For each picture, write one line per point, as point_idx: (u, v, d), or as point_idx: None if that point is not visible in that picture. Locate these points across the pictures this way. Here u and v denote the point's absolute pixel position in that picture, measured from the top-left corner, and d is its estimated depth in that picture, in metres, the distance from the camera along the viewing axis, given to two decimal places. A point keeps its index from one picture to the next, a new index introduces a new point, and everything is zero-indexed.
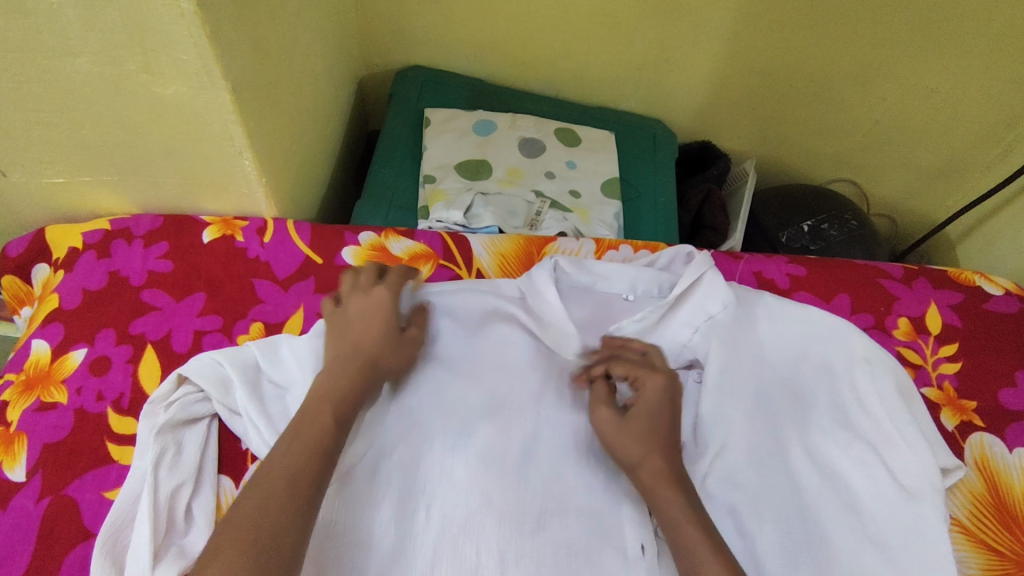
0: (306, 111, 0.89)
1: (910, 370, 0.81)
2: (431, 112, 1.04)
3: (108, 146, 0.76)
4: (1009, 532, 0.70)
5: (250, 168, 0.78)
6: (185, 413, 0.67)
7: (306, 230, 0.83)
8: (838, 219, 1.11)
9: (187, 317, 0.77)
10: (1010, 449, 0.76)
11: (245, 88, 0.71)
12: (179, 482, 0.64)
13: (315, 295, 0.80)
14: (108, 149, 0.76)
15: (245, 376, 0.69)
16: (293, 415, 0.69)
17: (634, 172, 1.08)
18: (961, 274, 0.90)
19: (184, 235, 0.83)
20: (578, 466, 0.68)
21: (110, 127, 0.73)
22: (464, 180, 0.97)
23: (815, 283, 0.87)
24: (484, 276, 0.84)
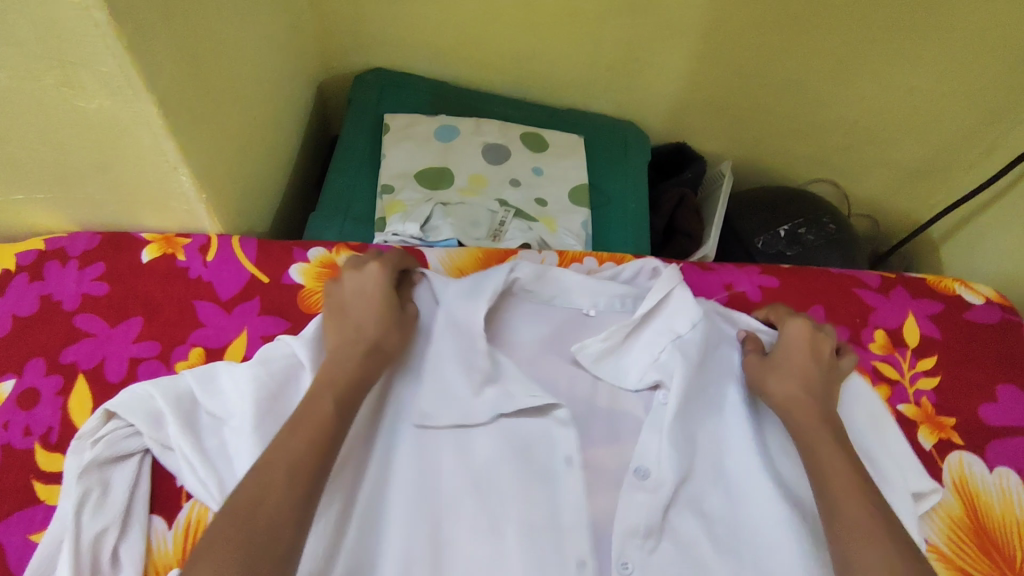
0: (255, 120, 0.84)
1: (887, 386, 0.77)
2: (390, 117, 0.99)
3: (33, 164, 0.70)
4: (989, 558, 0.67)
5: (188, 184, 0.73)
6: (113, 450, 0.64)
7: (251, 247, 0.79)
8: (816, 224, 1.08)
9: (122, 344, 0.73)
10: (990, 469, 0.73)
11: (176, 100, 0.66)
12: (103, 526, 0.61)
13: (259, 316, 0.75)
14: (34, 167, 0.71)
15: (178, 409, 0.65)
16: (230, 449, 0.65)
17: (605, 177, 1.04)
18: (940, 283, 0.87)
19: (122, 255, 0.78)
20: (533, 487, 0.64)
21: (33, 145, 0.68)
22: (423, 189, 0.92)
23: (788, 295, 0.83)
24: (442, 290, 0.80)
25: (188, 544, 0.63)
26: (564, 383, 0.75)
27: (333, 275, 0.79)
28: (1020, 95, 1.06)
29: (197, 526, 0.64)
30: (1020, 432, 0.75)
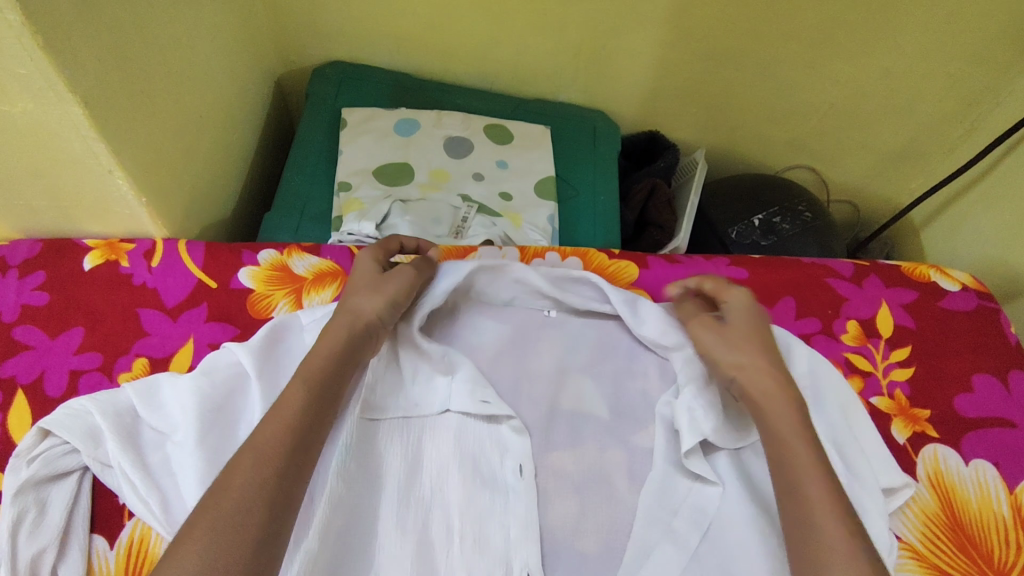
0: (202, 119, 0.81)
1: (859, 379, 0.75)
2: (348, 112, 0.96)
3: None
4: (963, 555, 0.65)
5: (126, 188, 0.70)
6: (50, 468, 0.61)
7: (198, 251, 0.77)
8: (791, 211, 1.05)
9: (63, 356, 0.69)
10: (966, 462, 0.71)
11: (105, 101, 0.62)
12: (41, 547, 0.58)
13: (207, 323, 0.73)
14: None
15: (118, 424, 0.62)
16: (174, 463, 0.62)
17: (572, 169, 1.01)
18: (915, 269, 0.85)
19: (64, 263, 0.75)
20: (491, 494, 0.65)
21: None
22: (382, 186, 0.89)
23: (758, 287, 0.80)
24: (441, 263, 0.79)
25: (131, 566, 0.60)
26: (525, 387, 0.73)
27: (283, 278, 0.77)
28: (997, 75, 1.03)
29: (141, 546, 0.61)
30: (997, 423, 0.73)
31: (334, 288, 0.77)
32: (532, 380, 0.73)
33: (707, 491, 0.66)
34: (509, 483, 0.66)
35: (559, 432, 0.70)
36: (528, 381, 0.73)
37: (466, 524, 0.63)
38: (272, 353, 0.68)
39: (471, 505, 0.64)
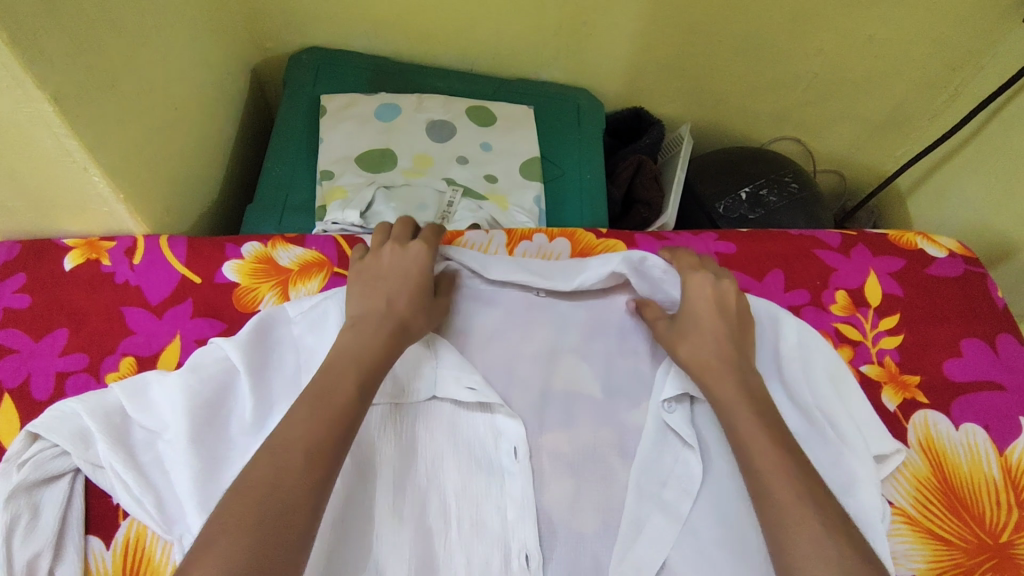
0: (177, 112, 0.79)
1: (849, 349, 0.75)
2: (327, 99, 0.94)
3: None
4: (954, 517, 0.66)
5: (103, 185, 0.69)
6: (41, 471, 0.60)
7: (180, 246, 0.75)
8: (778, 183, 1.05)
9: (48, 358, 0.68)
10: (956, 426, 0.71)
11: (74, 97, 0.61)
12: (36, 551, 0.57)
13: (193, 319, 0.72)
14: None
15: (107, 425, 0.61)
16: (166, 461, 0.62)
17: (557, 148, 1.00)
18: (902, 237, 0.85)
19: (44, 264, 0.74)
20: (488, 478, 0.65)
21: None
22: (365, 173, 0.88)
23: (746, 261, 0.80)
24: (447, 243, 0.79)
25: (129, 564, 0.60)
26: (516, 369, 0.72)
27: (269, 270, 0.76)
28: (980, 39, 1.02)
29: (138, 544, 0.61)
30: (985, 387, 0.74)
31: (321, 278, 0.76)
32: (522, 362, 0.72)
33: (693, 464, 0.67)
34: (505, 466, 0.66)
35: (551, 414, 0.70)
36: (517, 363, 0.72)
37: (463, 509, 0.63)
38: (259, 347, 0.67)
39: (467, 490, 0.64)
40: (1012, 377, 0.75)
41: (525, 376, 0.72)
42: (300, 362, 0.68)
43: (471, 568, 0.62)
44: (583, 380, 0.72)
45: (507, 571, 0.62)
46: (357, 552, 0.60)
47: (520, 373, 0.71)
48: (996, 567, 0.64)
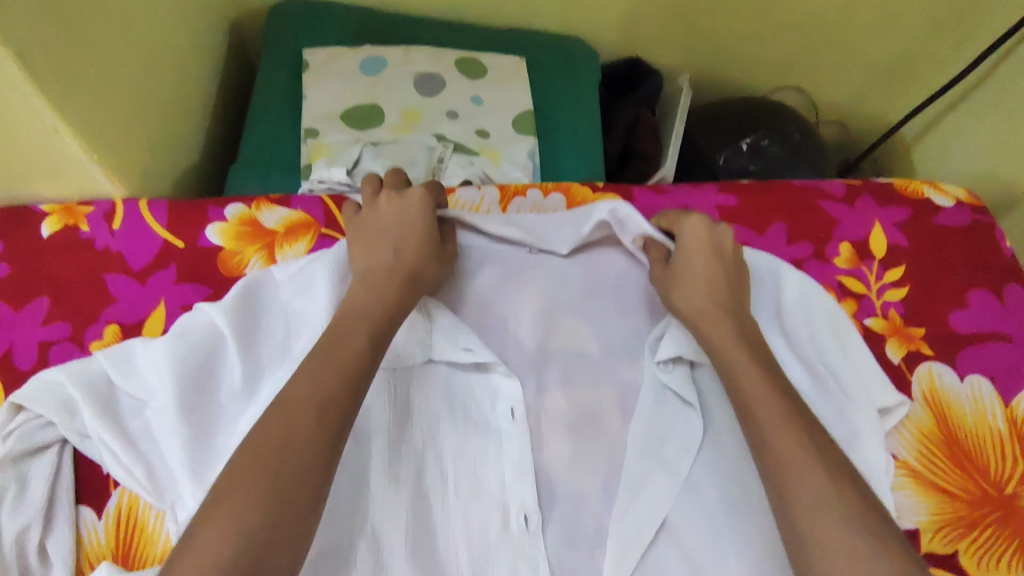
0: (153, 68, 0.75)
1: (853, 302, 0.74)
2: (309, 52, 0.90)
3: None
4: (957, 469, 0.65)
5: (75, 147, 0.65)
6: (26, 443, 0.59)
7: (161, 210, 0.72)
8: (780, 133, 1.01)
9: (30, 328, 0.66)
10: (961, 378, 0.70)
11: (40, 52, 0.57)
12: (25, 523, 0.56)
13: (177, 285, 0.70)
14: None
15: (92, 395, 0.59)
16: (155, 430, 0.60)
17: (550, 101, 0.96)
18: (909, 186, 0.82)
19: (20, 231, 0.71)
20: (486, 440, 0.64)
21: None
22: (351, 130, 0.85)
23: (747, 213, 0.78)
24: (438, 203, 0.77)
25: (122, 533, 0.59)
26: (509, 329, 0.70)
27: (253, 233, 0.73)
28: None
29: (131, 513, 0.60)
30: (992, 337, 0.72)
31: (308, 241, 0.73)
32: (517, 323, 0.70)
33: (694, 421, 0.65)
34: (502, 427, 0.65)
35: (549, 374, 0.69)
36: (512, 324, 0.70)
37: (460, 471, 0.62)
38: (246, 311, 0.64)
39: (463, 452, 0.63)
40: (1018, 327, 0.73)
41: (520, 336, 0.70)
42: (289, 325, 0.65)
43: (469, 531, 0.61)
44: (578, 339, 0.70)
45: (506, 532, 0.61)
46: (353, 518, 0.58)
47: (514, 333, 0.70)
48: (1001, 517, 0.64)
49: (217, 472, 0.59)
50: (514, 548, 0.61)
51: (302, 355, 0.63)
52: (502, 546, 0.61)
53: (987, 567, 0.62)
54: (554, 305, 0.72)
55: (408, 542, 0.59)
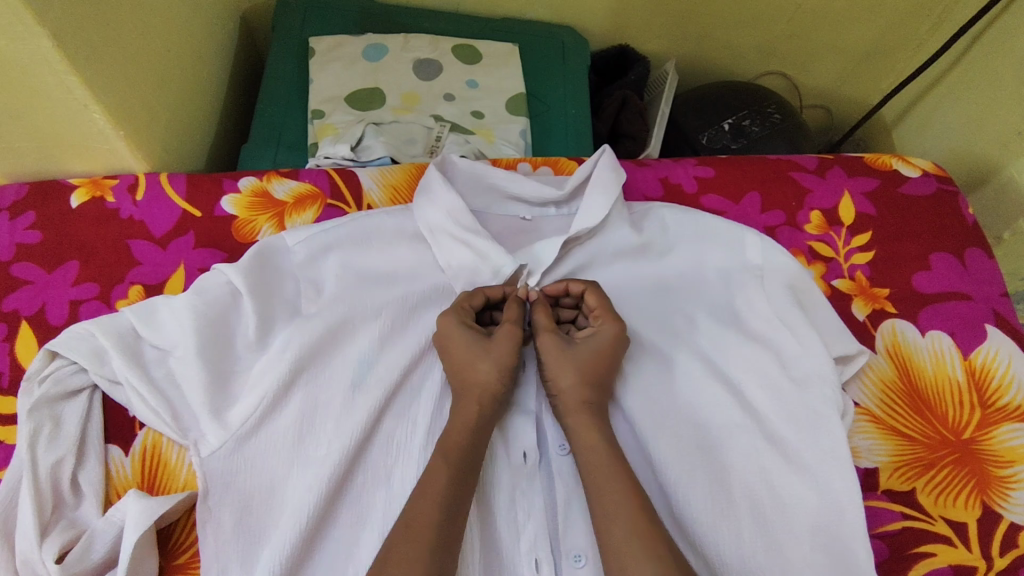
0: (172, 55, 0.81)
1: (821, 265, 0.79)
2: (315, 41, 0.96)
3: None
4: (916, 415, 0.71)
5: (103, 122, 0.72)
6: (61, 386, 0.65)
7: (180, 182, 0.79)
8: (760, 114, 1.07)
9: (61, 289, 0.73)
10: (923, 333, 0.75)
11: (73, 33, 0.63)
12: (59, 456, 0.62)
13: (195, 250, 0.76)
14: None
15: (121, 344, 0.66)
16: (178, 377, 0.66)
17: (543, 85, 1.02)
18: (877, 159, 0.87)
19: (51, 201, 0.77)
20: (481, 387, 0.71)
21: None
22: (355, 112, 0.91)
23: (724, 184, 0.83)
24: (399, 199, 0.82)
25: (145, 468, 0.65)
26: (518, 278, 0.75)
27: (265, 203, 0.79)
28: None
29: (154, 451, 0.65)
30: (952, 297, 0.77)
31: (315, 210, 0.80)
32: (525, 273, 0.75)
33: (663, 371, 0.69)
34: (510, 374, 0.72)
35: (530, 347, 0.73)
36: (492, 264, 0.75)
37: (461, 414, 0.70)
38: (261, 272, 0.71)
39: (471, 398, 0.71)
40: (978, 288, 0.78)
41: (488, 297, 0.73)
42: (301, 286, 0.72)
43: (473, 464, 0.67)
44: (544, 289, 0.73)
45: (509, 467, 0.66)
46: (368, 454, 0.66)
47: (510, 271, 0.74)
48: (956, 460, 0.69)
49: (233, 411, 0.65)
50: (508, 479, 0.66)
51: (314, 315, 0.70)
52: (505, 477, 0.66)
53: (944, 504, 0.66)
54: (523, 257, 0.75)
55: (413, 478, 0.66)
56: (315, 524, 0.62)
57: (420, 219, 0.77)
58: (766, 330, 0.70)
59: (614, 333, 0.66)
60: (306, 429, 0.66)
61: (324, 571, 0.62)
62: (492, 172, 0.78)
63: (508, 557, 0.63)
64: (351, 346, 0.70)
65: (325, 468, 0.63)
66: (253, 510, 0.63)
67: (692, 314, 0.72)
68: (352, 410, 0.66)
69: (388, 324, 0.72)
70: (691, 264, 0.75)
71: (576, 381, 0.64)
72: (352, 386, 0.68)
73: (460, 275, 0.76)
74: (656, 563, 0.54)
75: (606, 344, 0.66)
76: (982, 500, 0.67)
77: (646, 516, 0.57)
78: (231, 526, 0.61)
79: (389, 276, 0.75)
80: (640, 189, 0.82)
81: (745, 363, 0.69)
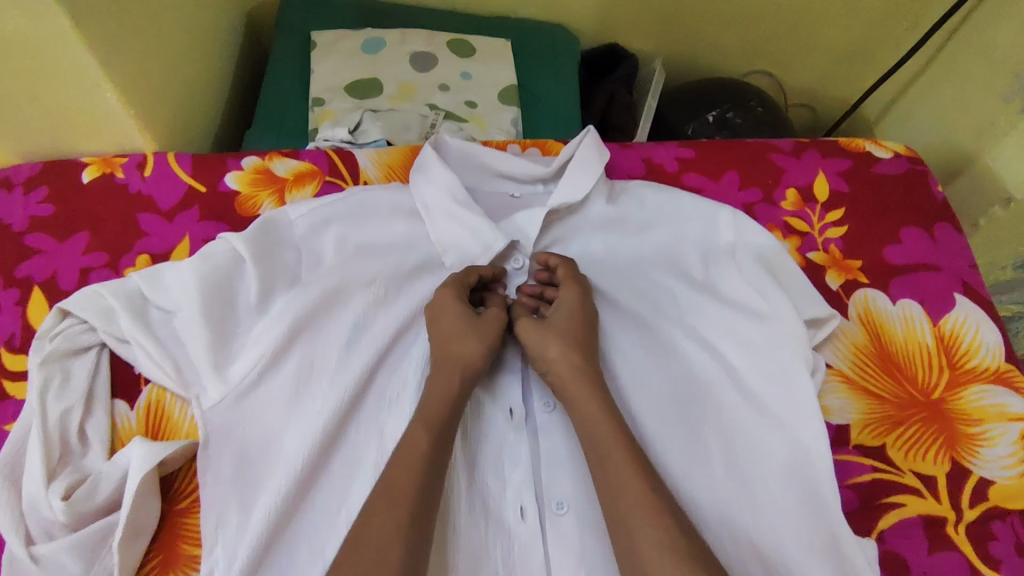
0: (181, 43, 0.86)
1: (796, 238, 0.82)
2: (317, 35, 1.01)
3: None
4: (886, 375, 0.74)
5: (114, 102, 0.76)
6: (70, 343, 0.69)
7: (186, 160, 0.83)
8: (743, 106, 1.11)
9: (72, 257, 0.77)
10: (894, 301, 0.78)
11: (89, 14, 0.67)
12: (68, 406, 0.66)
13: (200, 222, 0.80)
14: None
15: (129, 304, 0.69)
16: (182, 337, 0.69)
17: (534, 79, 1.07)
18: (851, 142, 0.91)
19: (64, 178, 0.81)
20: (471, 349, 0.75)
21: None
22: (354, 100, 0.96)
23: (704, 164, 0.87)
24: (393, 176, 0.86)
25: (149, 420, 0.68)
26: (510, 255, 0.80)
27: (267, 180, 0.83)
28: None
29: (158, 405, 0.69)
30: (922, 268, 0.81)
31: (314, 186, 0.84)
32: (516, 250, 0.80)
33: (645, 336, 0.72)
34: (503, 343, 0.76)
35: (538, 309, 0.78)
36: (481, 237, 0.78)
37: None
38: (264, 241, 0.75)
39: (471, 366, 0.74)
40: (947, 260, 0.81)
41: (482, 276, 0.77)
42: (302, 256, 0.76)
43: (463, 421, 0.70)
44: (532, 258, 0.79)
45: (495, 423, 0.69)
46: (362, 410, 0.70)
47: (501, 247, 0.77)
48: (926, 418, 0.71)
49: (233, 367, 0.68)
50: (494, 434, 0.69)
51: (313, 282, 0.74)
52: (491, 432, 0.69)
53: (914, 459, 0.69)
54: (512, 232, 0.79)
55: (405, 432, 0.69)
56: (311, 473, 0.65)
57: (415, 196, 0.81)
58: (743, 294, 0.73)
59: (576, 297, 0.71)
60: (302, 385, 0.69)
61: (317, 517, 0.65)
62: (484, 151, 0.83)
63: (495, 507, 0.65)
64: (346, 309, 0.73)
65: (321, 420, 0.67)
66: (251, 459, 0.66)
67: (672, 282, 0.75)
68: (347, 368, 0.70)
69: (382, 291, 0.75)
70: (671, 236, 0.79)
71: (558, 338, 0.68)
72: (348, 346, 0.71)
73: (452, 250, 0.79)
74: (631, 499, 0.57)
75: (574, 307, 0.70)
76: (951, 456, 0.69)
77: (623, 459, 0.60)
78: (230, 474, 0.64)
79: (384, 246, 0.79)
80: (624, 169, 0.87)
81: (721, 325, 0.72)
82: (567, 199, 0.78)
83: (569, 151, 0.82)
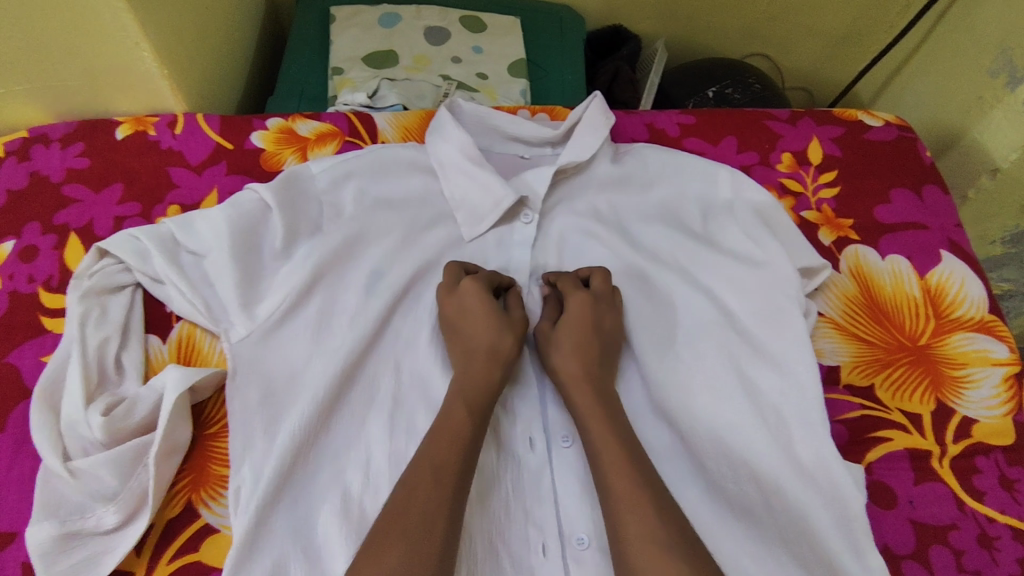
0: (210, 12, 0.91)
1: (791, 198, 0.87)
2: (336, 9, 1.06)
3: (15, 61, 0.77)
4: (875, 322, 0.78)
5: (150, 62, 0.81)
6: (107, 281, 0.73)
7: (215, 120, 0.88)
8: (742, 83, 1.16)
9: (107, 206, 0.81)
10: (883, 257, 0.83)
11: None
12: (106, 337, 0.70)
13: (227, 177, 0.85)
14: (16, 64, 0.77)
15: (162, 246, 0.74)
16: (211, 277, 0.73)
17: (543, 54, 1.12)
18: (844, 112, 0.96)
19: (99, 134, 0.86)
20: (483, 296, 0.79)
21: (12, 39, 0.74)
22: (371, 69, 1.01)
23: (704, 129, 0.92)
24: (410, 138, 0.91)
25: (181, 353, 0.73)
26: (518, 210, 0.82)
27: (291, 140, 0.88)
28: None
29: (189, 339, 0.73)
30: (910, 226, 0.85)
31: (335, 145, 0.89)
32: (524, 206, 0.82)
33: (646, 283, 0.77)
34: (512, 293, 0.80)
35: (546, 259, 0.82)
36: (491, 195, 0.80)
37: None
38: (289, 193, 0.79)
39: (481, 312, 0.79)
40: (934, 219, 0.86)
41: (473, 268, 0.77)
42: (323, 208, 0.80)
43: None
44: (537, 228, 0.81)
45: None
46: (380, 348, 0.74)
47: (510, 203, 0.80)
48: (913, 361, 0.75)
49: (260, 306, 0.73)
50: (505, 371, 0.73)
51: (334, 231, 0.78)
52: None
53: (901, 399, 0.73)
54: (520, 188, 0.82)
55: (420, 369, 0.73)
56: (331, 403, 0.69)
57: (431, 153, 0.85)
58: (740, 246, 0.78)
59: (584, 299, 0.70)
60: (324, 324, 0.73)
61: (337, 443, 0.69)
62: (496, 115, 0.87)
63: (505, 438, 0.69)
64: (365, 257, 0.78)
65: (342, 355, 0.71)
66: (276, 390, 0.70)
67: (672, 235, 0.80)
68: (366, 308, 0.74)
69: (399, 240, 0.79)
70: (672, 193, 0.83)
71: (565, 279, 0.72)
72: (367, 290, 0.76)
73: (462, 206, 0.82)
74: None
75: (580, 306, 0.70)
76: (936, 397, 0.73)
77: None
78: (256, 402, 0.68)
79: (401, 201, 0.83)
80: (628, 133, 0.91)
81: (719, 273, 0.76)
82: (575, 157, 0.82)
83: (579, 115, 0.86)
